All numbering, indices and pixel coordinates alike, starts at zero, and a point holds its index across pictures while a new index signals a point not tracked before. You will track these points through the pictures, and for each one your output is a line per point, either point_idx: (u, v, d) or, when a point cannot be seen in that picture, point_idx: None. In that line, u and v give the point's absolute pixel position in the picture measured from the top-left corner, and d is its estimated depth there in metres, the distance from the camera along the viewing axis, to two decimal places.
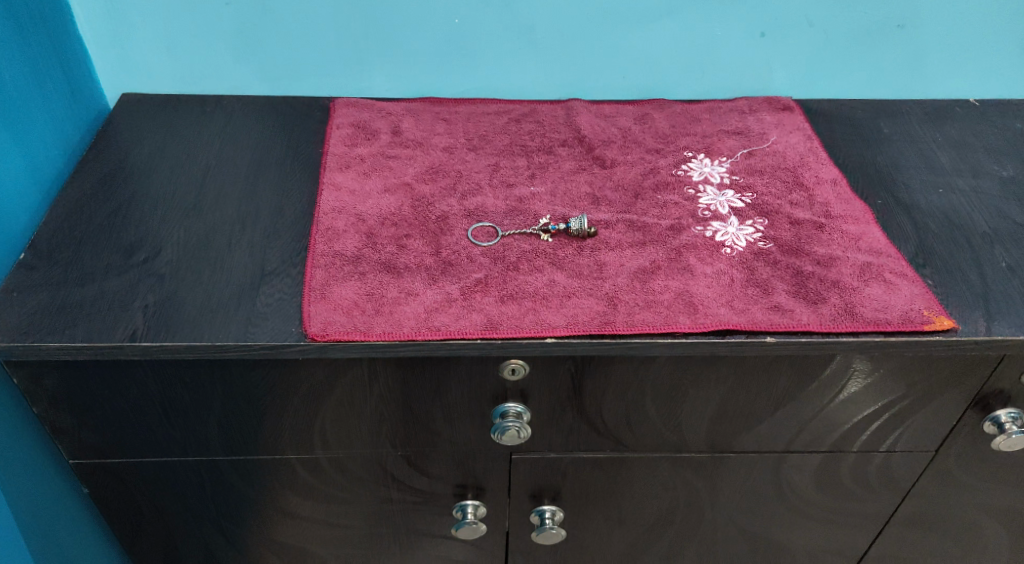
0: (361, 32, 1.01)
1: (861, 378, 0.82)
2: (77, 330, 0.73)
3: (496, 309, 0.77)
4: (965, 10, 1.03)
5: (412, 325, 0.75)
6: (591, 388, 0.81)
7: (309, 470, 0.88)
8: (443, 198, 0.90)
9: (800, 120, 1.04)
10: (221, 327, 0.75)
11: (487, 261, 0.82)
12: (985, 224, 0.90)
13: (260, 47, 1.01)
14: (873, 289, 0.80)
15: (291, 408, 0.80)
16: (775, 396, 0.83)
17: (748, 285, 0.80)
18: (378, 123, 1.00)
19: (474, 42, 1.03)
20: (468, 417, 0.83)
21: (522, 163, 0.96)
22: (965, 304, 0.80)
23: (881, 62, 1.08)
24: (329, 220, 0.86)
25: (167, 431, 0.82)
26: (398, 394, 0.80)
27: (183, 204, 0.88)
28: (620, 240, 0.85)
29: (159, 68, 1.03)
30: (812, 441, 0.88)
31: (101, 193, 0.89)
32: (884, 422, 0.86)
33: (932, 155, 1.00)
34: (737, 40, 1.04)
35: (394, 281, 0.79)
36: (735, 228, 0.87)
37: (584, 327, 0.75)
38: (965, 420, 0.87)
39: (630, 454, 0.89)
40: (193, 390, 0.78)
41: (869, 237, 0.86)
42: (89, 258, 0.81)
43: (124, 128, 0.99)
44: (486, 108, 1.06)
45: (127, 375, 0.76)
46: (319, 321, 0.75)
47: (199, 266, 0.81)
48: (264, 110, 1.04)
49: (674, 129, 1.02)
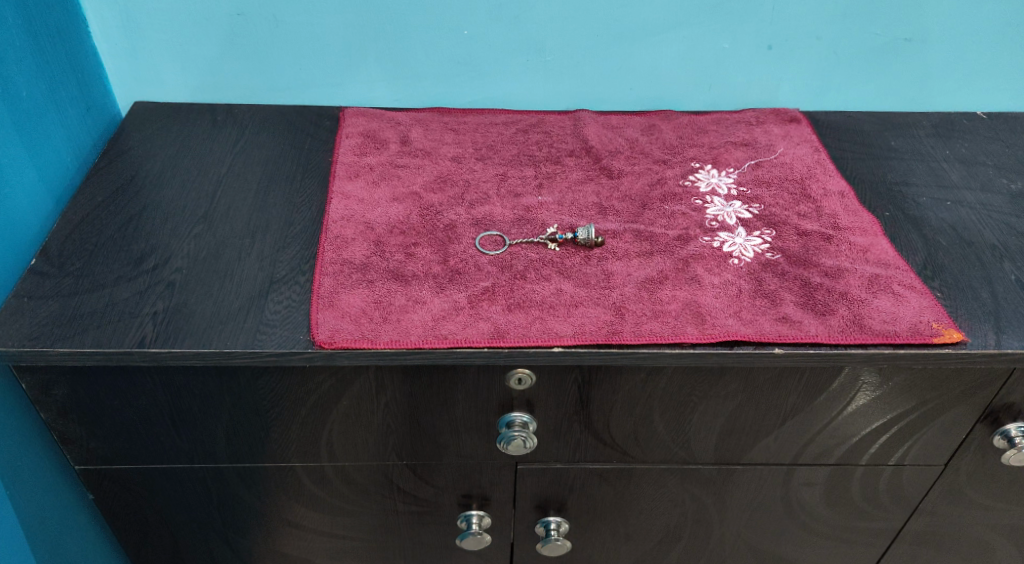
0: (370, 42, 1.01)
1: (870, 391, 0.81)
2: (86, 337, 0.74)
3: (503, 318, 0.77)
4: (974, 25, 1.03)
5: (419, 333, 0.75)
6: (598, 398, 0.80)
7: (315, 479, 0.87)
8: (451, 207, 0.90)
9: (808, 132, 1.04)
10: (230, 334, 0.75)
11: (495, 270, 0.82)
12: (993, 238, 0.89)
13: (270, 58, 1.02)
14: (881, 300, 0.80)
15: (298, 417, 0.80)
16: (784, 409, 0.82)
17: (756, 296, 0.80)
18: (387, 132, 1.01)
19: (482, 53, 1.04)
20: (474, 428, 0.83)
21: (529, 173, 0.96)
22: (974, 317, 0.80)
23: (889, 75, 1.08)
24: (338, 228, 0.86)
25: (174, 439, 0.82)
26: (404, 403, 0.80)
27: (193, 212, 0.89)
28: (628, 250, 0.85)
29: (171, 77, 1.03)
30: (820, 456, 0.88)
31: (112, 202, 0.90)
32: (893, 436, 0.86)
33: (941, 168, 1.00)
34: (745, 52, 1.04)
35: (402, 289, 0.80)
36: (743, 239, 0.87)
37: (591, 337, 0.75)
38: (975, 435, 0.86)
39: (637, 465, 0.88)
40: (200, 398, 0.78)
41: (876, 249, 0.86)
42: (100, 265, 0.81)
43: (135, 138, 1.00)
44: (493, 118, 1.06)
45: (134, 383, 0.76)
46: (326, 329, 0.75)
47: (208, 274, 0.81)
48: (273, 120, 1.04)
49: (681, 140, 1.02)
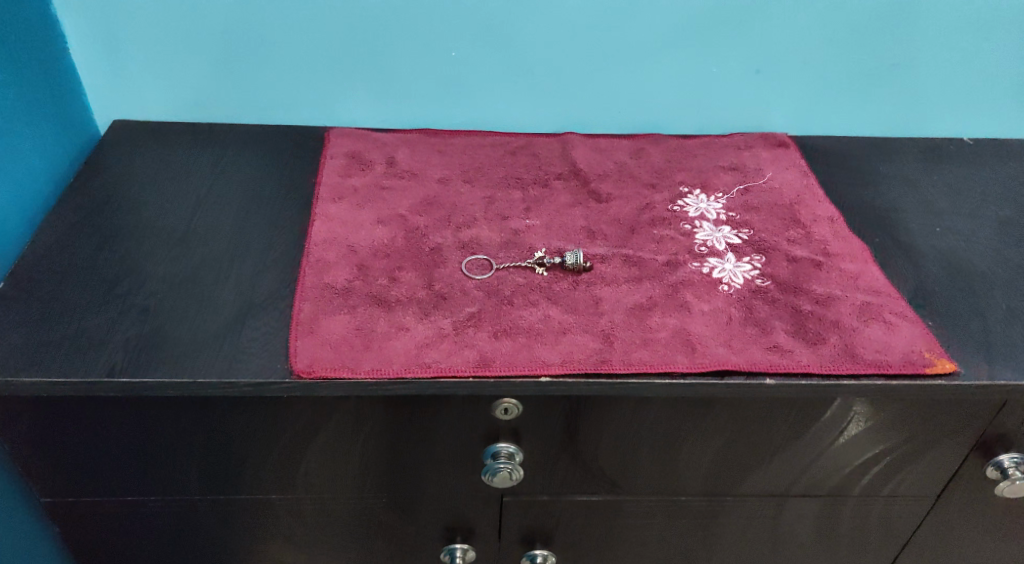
0: (355, 63, 1.00)
1: (861, 421, 0.80)
2: (54, 366, 0.71)
3: (489, 346, 0.75)
4: (962, 51, 1.03)
5: (402, 362, 0.73)
6: (585, 429, 0.79)
7: (293, 511, 0.85)
8: (437, 230, 0.89)
9: (796, 157, 1.03)
10: (205, 363, 0.73)
11: (481, 295, 0.80)
12: (984, 266, 0.89)
13: (253, 77, 1.00)
14: (872, 329, 0.79)
15: (276, 449, 0.78)
16: (774, 440, 0.81)
17: (747, 324, 0.79)
18: (372, 154, 0.99)
19: (470, 76, 1.02)
20: (457, 459, 0.81)
21: (516, 196, 0.95)
22: (966, 347, 0.79)
23: (878, 100, 1.07)
24: (320, 251, 0.85)
25: (145, 471, 0.79)
26: (387, 435, 0.78)
27: (170, 236, 0.87)
28: (616, 275, 0.84)
29: (151, 96, 1.01)
30: (811, 488, 0.86)
31: (86, 224, 0.87)
32: (885, 467, 0.84)
33: (930, 195, 0.99)
34: (734, 77, 1.04)
35: (385, 315, 0.78)
36: (732, 265, 0.86)
37: (579, 367, 0.73)
38: (967, 466, 0.85)
39: (626, 497, 0.86)
40: (174, 428, 0.75)
41: (867, 276, 0.85)
42: (70, 291, 0.79)
43: (112, 157, 0.97)
44: (480, 139, 1.05)
45: (105, 413, 0.74)
46: (306, 358, 0.73)
47: (184, 300, 0.79)
48: (256, 140, 1.02)
49: (670, 163, 1.02)
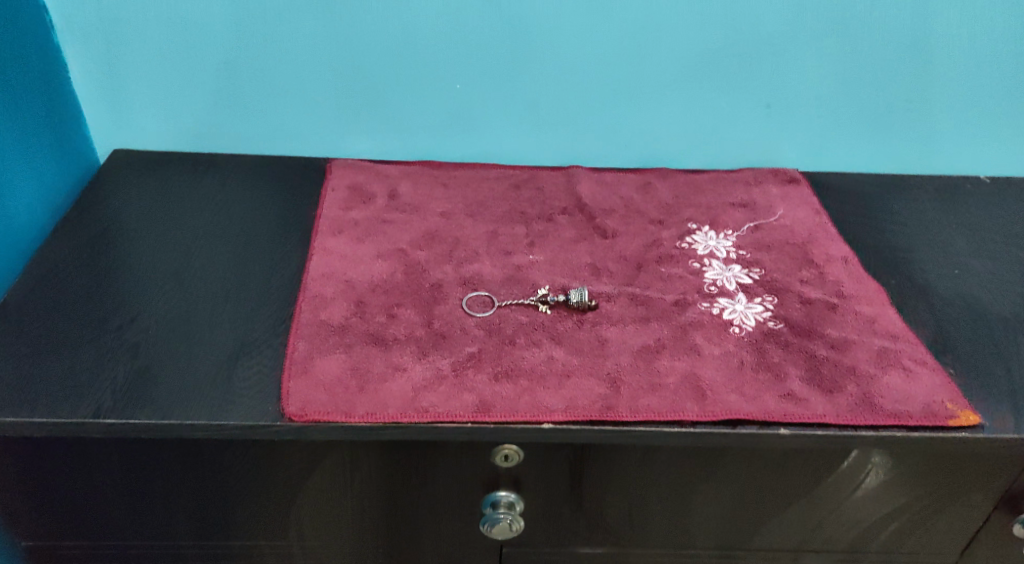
0: (358, 94, 0.98)
1: (880, 473, 0.76)
2: (37, 405, 0.68)
3: (489, 390, 0.72)
4: (978, 90, 1.01)
5: (398, 406, 0.70)
6: (590, 478, 0.75)
7: (283, 559, 0.81)
8: (438, 265, 0.86)
9: (808, 194, 1.01)
10: (194, 404, 0.69)
11: (481, 334, 0.77)
12: (1005, 310, 0.85)
13: (256, 110, 0.99)
14: (891, 376, 0.75)
15: (266, 494, 0.74)
16: (788, 491, 0.77)
17: (759, 369, 0.75)
18: (374, 186, 0.97)
19: (475, 108, 1.00)
20: (455, 507, 0.77)
21: (520, 231, 0.92)
22: (990, 397, 0.75)
23: (891, 138, 1.05)
24: (317, 287, 0.82)
25: (130, 515, 0.75)
26: (382, 481, 0.74)
27: (165, 269, 0.84)
28: (623, 315, 0.81)
29: (151, 126, 0.99)
30: (827, 541, 0.82)
31: (79, 256, 0.84)
32: (905, 521, 0.80)
33: (948, 236, 0.96)
34: (745, 112, 1.02)
35: (382, 354, 0.75)
36: (743, 305, 0.83)
37: (584, 413, 0.70)
38: (992, 521, 0.81)
39: (632, 549, 0.82)
40: (161, 471, 0.72)
41: (884, 319, 0.82)
42: (58, 325, 0.76)
43: (109, 187, 0.95)
44: (485, 172, 1.02)
45: (89, 454, 0.70)
46: (298, 401, 0.70)
47: (176, 336, 0.76)
48: (256, 171, 1.00)
49: (678, 199, 0.99)
